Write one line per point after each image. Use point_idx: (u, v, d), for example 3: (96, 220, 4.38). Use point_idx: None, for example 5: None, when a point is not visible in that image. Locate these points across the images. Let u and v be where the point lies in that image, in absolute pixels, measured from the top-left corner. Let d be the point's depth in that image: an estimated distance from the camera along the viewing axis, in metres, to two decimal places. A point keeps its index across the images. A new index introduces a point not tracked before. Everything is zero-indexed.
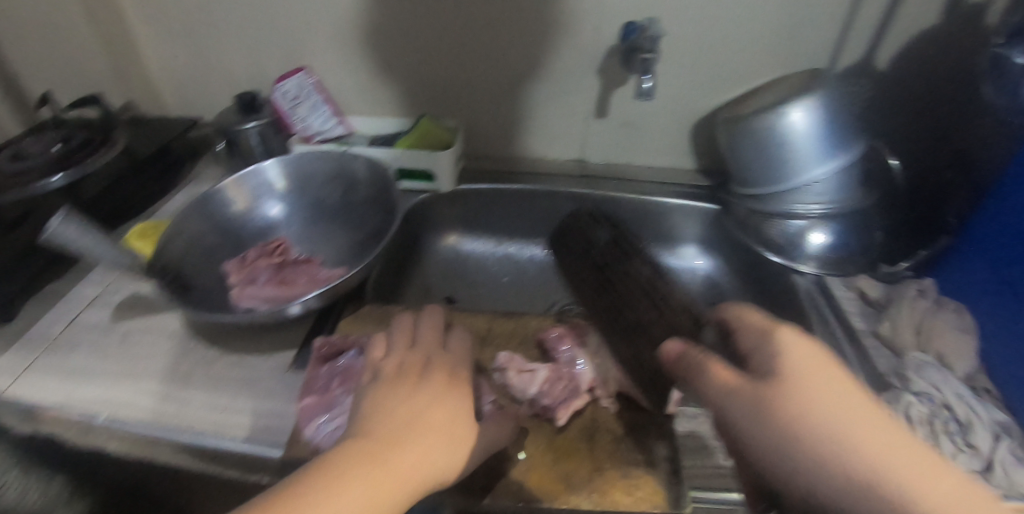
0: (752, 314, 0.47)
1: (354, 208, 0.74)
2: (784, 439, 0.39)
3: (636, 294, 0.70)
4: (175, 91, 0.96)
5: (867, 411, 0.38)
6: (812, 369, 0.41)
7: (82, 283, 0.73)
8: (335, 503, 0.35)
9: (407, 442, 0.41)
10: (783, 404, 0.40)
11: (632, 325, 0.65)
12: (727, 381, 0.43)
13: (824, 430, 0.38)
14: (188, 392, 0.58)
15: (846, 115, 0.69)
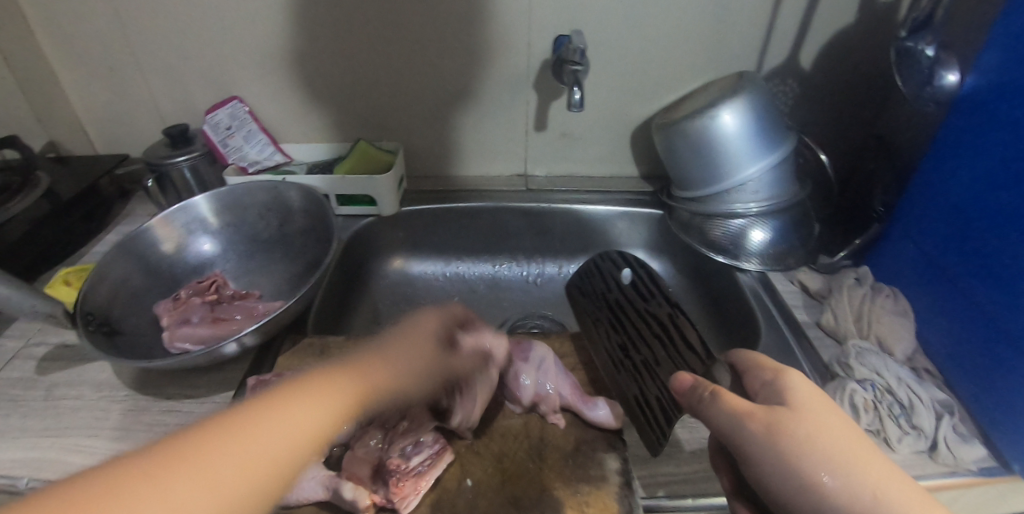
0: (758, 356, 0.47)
1: (293, 238, 0.73)
2: (789, 462, 0.39)
3: (652, 338, 0.64)
4: (100, 128, 0.91)
5: (856, 438, 0.40)
6: (820, 400, 0.42)
7: (1, 338, 0.68)
8: (305, 407, 0.39)
9: (351, 368, 0.45)
10: (796, 430, 0.40)
11: (642, 364, 0.62)
12: (743, 405, 0.42)
13: (827, 454, 0.39)
14: (118, 446, 0.54)
15: (770, 116, 0.72)
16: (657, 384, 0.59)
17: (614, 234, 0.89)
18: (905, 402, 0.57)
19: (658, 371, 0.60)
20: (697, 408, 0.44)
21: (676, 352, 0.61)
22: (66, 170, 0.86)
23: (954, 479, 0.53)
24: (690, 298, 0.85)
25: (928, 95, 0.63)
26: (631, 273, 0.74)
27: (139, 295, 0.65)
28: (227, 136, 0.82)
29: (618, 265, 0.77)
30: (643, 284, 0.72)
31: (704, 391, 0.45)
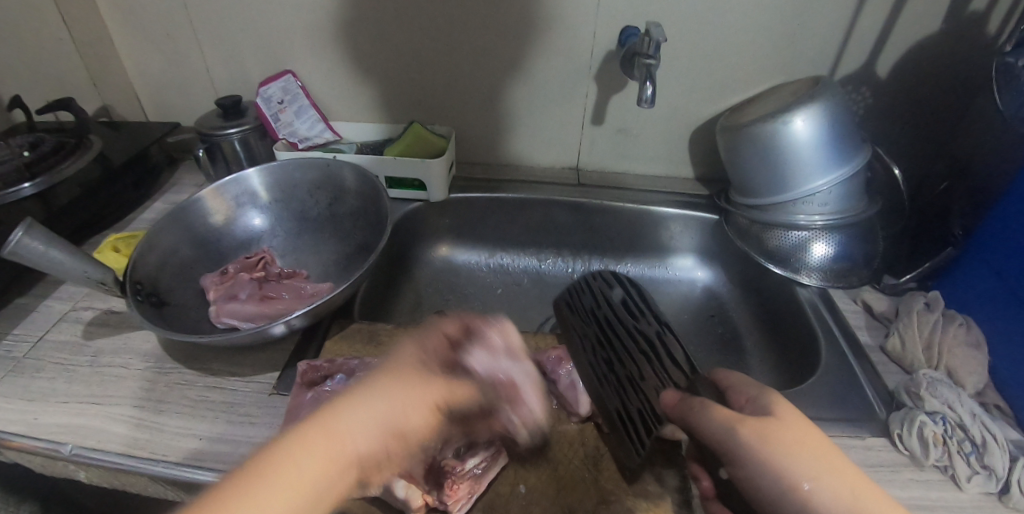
0: (742, 374, 0.50)
1: (341, 219, 0.71)
2: (779, 469, 0.39)
3: (632, 355, 0.61)
4: (153, 96, 0.91)
5: (838, 448, 0.41)
6: (804, 413, 0.43)
7: (51, 299, 0.68)
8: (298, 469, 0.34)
9: (348, 417, 0.37)
10: (784, 437, 0.41)
11: (626, 379, 0.58)
12: (731, 414, 0.43)
13: (815, 464, 0.39)
14: (162, 418, 0.54)
15: (847, 124, 0.68)
16: (639, 399, 0.55)
17: (664, 237, 0.86)
18: (978, 440, 0.51)
19: (642, 385, 0.57)
20: (688, 417, 0.45)
21: (659, 366, 0.59)
22: (118, 136, 0.87)
23: None
24: (740, 307, 0.82)
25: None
26: (621, 292, 0.71)
27: (187, 266, 0.65)
28: (279, 110, 0.81)
29: (610, 285, 0.72)
30: (631, 302, 0.69)
31: (695, 402, 0.46)
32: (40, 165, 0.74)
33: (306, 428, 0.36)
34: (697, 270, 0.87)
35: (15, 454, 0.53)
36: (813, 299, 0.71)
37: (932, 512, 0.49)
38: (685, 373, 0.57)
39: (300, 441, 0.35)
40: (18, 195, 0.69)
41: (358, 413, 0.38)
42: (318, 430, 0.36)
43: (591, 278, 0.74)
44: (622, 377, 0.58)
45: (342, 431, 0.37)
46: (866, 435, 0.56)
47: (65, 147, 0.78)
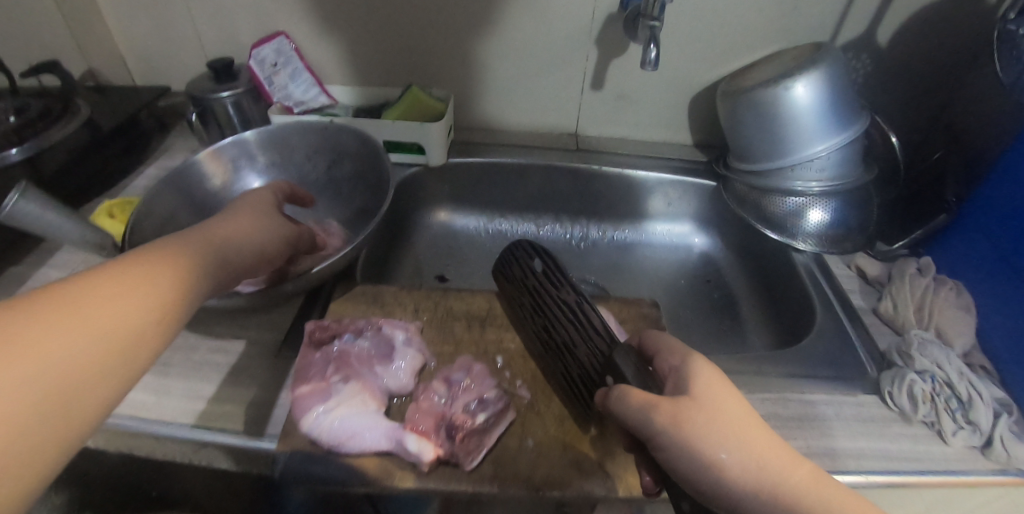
0: (668, 336, 0.48)
1: (340, 183, 0.71)
2: (692, 449, 0.38)
3: (564, 320, 0.52)
4: (139, 58, 0.88)
5: (750, 416, 0.41)
6: (720, 386, 0.42)
7: (46, 266, 0.67)
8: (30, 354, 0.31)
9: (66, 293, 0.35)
10: (696, 417, 0.39)
11: (563, 346, 0.52)
12: (648, 396, 0.41)
13: (725, 440, 0.39)
14: (167, 382, 0.54)
15: (848, 90, 0.68)
16: (575, 365, 0.50)
17: (662, 203, 0.87)
18: (965, 397, 0.53)
19: (578, 352, 0.50)
20: (607, 405, 0.43)
21: (590, 334, 0.49)
22: (105, 99, 0.84)
23: (1003, 476, 0.51)
24: (735, 272, 0.84)
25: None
26: (541, 262, 0.57)
27: (185, 230, 0.64)
28: (273, 73, 0.79)
29: (532, 255, 0.58)
30: (552, 271, 0.55)
31: (613, 390, 0.43)
32: (27, 131, 0.72)
33: (73, 293, 0.35)
34: (693, 236, 0.88)
35: None
36: (808, 263, 0.73)
37: (918, 464, 0.52)
38: (608, 337, 0.47)
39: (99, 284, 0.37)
40: (5, 162, 0.67)
41: (103, 303, 0.36)
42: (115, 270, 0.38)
43: (514, 248, 0.61)
44: (556, 345, 0.52)
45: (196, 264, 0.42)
46: (857, 392, 0.58)
47: (51, 112, 0.76)
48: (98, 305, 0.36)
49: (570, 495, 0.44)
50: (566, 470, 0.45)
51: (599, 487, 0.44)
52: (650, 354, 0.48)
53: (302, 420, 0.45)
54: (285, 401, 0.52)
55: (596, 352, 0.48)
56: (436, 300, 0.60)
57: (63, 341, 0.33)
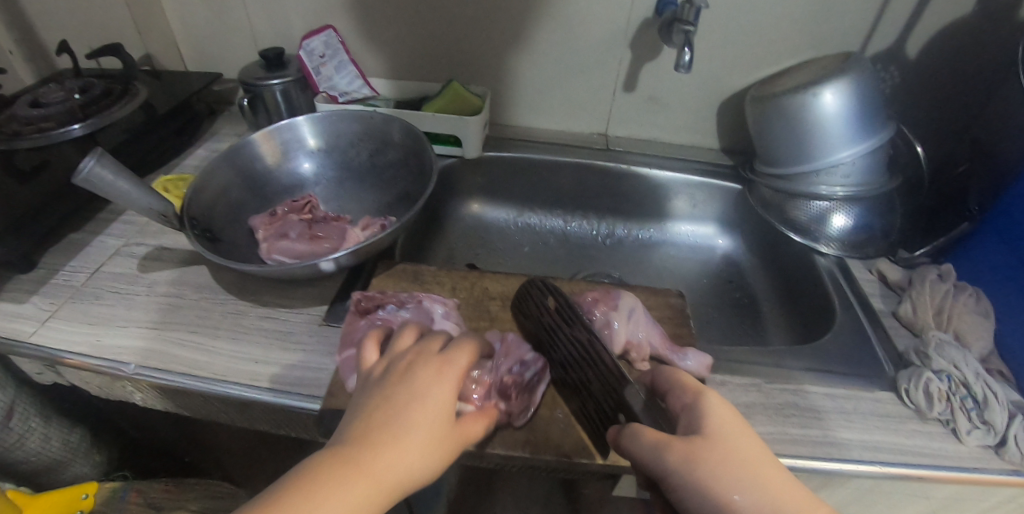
0: (682, 375, 0.47)
1: (382, 170, 0.75)
2: (706, 490, 0.39)
3: (579, 356, 0.52)
4: (193, 46, 0.93)
5: (763, 456, 0.41)
6: (734, 424, 0.42)
7: (104, 234, 0.71)
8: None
9: (379, 453, 0.37)
10: (710, 456, 0.40)
11: (576, 382, 0.52)
12: (661, 436, 0.41)
13: (738, 480, 0.39)
14: (218, 343, 0.57)
15: (875, 99, 0.70)
16: (590, 401, 0.50)
17: (688, 204, 0.89)
18: (980, 397, 0.55)
19: (591, 387, 0.50)
20: (619, 443, 0.43)
21: (600, 372, 0.48)
22: (161, 84, 0.88)
23: (1015, 477, 0.52)
24: (757, 274, 0.86)
25: None
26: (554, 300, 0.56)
27: (238, 206, 0.68)
28: (320, 64, 0.83)
29: (543, 292, 0.58)
30: (565, 308, 0.54)
31: (626, 426, 0.43)
32: (91, 109, 0.78)
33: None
34: (717, 237, 0.90)
35: (82, 371, 0.57)
36: (831, 267, 0.75)
37: (932, 459, 0.53)
38: (618, 374, 0.46)
39: (326, 493, 0.34)
40: (67, 136, 0.74)
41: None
42: (349, 485, 0.35)
43: (527, 287, 0.60)
44: (573, 383, 0.52)
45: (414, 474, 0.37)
46: (874, 389, 0.60)
47: (113, 93, 0.81)
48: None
49: (597, 463, 0.48)
50: (592, 441, 0.49)
51: (624, 456, 0.48)
52: (664, 390, 0.48)
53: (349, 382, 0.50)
54: (329, 365, 0.55)
55: (609, 391, 0.47)
56: (472, 281, 0.64)
57: None
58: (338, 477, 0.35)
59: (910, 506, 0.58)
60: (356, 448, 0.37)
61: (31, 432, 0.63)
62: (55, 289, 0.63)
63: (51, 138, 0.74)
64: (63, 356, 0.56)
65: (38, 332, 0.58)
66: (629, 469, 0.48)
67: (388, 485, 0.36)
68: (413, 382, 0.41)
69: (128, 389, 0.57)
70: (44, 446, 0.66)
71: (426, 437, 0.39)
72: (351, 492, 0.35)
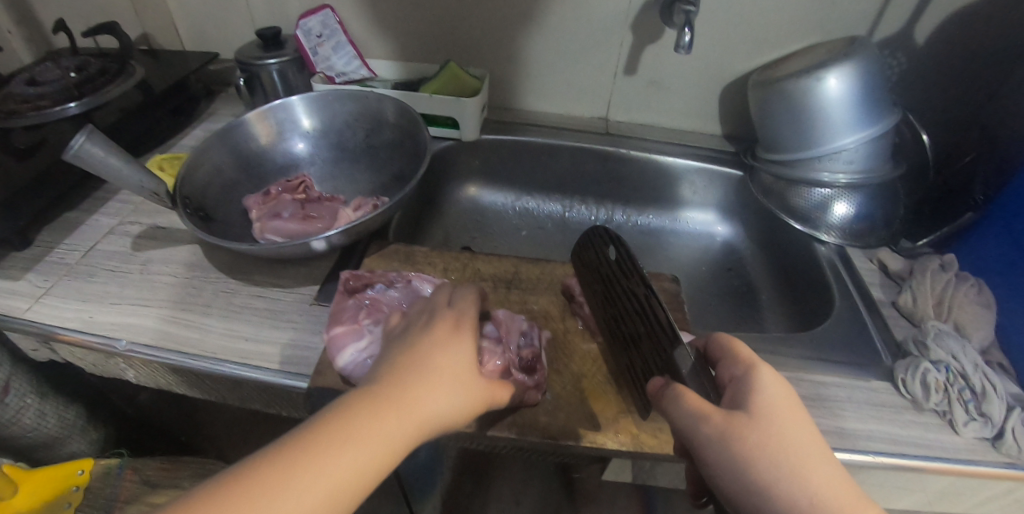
0: (742, 346, 0.44)
1: (377, 150, 0.74)
2: (739, 468, 0.38)
3: (632, 311, 0.52)
4: (190, 25, 0.92)
5: (812, 441, 0.38)
6: (785, 409, 0.39)
7: (99, 213, 0.71)
8: (348, 448, 0.33)
9: (409, 392, 0.37)
10: (750, 439, 0.38)
11: (628, 338, 0.53)
12: (702, 404, 0.40)
13: (776, 467, 0.37)
14: (209, 322, 0.57)
15: (880, 84, 0.68)
16: (638, 359, 0.51)
17: (687, 190, 0.88)
18: (979, 389, 0.54)
19: (640, 343, 0.50)
20: (661, 400, 0.43)
21: (652, 332, 0.49)
22: (157, 63, 0.88)
23: (1011, 469, 0.51)
24: (755, 261, 0.85)
25: None
26: (616, 251, 0.55)
27: (232, 185, 0.68)
28: (317, 44, 0.83)
29: (606, 241, 0.57)
30: (624, 260, 0.54)
31: (670, 388, 0.42)
32: (87, 87, 0.77)
33: (321, 449, 0.32)
34: (716, 224, 0.89)
35: (75, 348, 0.57)
36: (831, 256, 0.73)
37: (927, 450, 0.53)
38: (671, 333, 0.46)
39: (356, 427, 0.34)
40: (62, 115, 0.73)
41: (335, 465, 0.32)
42: (379, 416, 0.35)
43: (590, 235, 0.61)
44: (624, 335, 0.53)
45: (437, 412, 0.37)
46: (870, 378, 0.59)
47: (109, 71, 0.80)
48: (320, 451, 0.32)
49: (584, 446, 0.48)
50: (580, 424, 0.49)
51: (612, 439, 0.48)
52: (717, 357, 0.45)
53: (339, 359, 0.50)
54: (319, 345, 0.55)
55: (660, 351, 0.47)
56: (464, 263, 0.64)
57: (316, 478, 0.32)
58: (370, 410, 0.35)
59: (903, 495, 0.57)
60: (383, 385, 0.37)
61: (27, 409, 0.64)
62: (49, 266, 0.63)
63: (46, 116, 0.73)
64: (55, 333, 0.56)
65: (32, 308, 0.59)
66: (617, 453, 0.48)
67: (419, 426, 0.36)
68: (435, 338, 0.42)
69: (120, 366, 0.58)
70: (40, 423, 0.67)
71: (450, 380, 0.39)
72: (383, 428, 0.35)
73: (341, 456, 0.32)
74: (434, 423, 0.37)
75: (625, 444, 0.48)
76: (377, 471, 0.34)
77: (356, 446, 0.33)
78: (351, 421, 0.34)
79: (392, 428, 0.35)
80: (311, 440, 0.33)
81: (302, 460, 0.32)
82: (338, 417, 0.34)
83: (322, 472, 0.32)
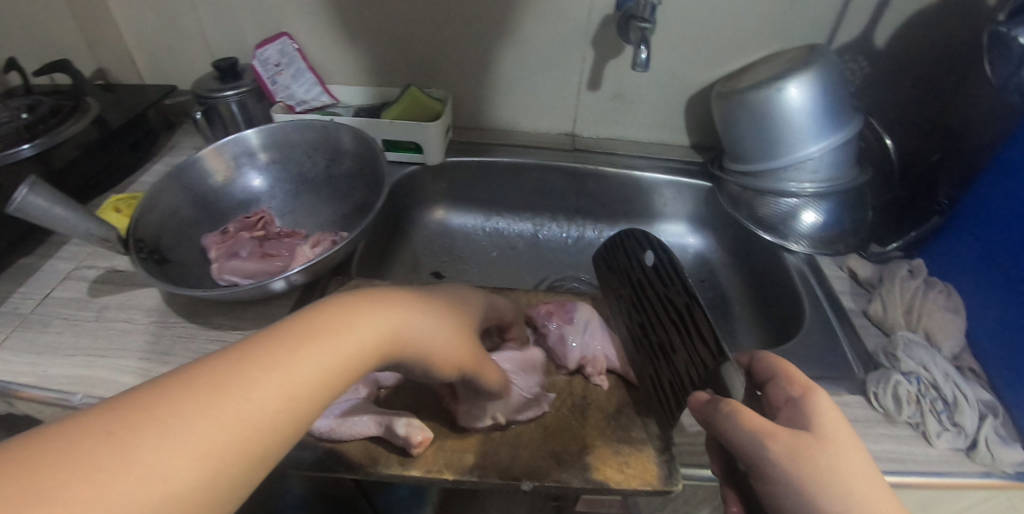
0: (792, 367, 0.45)
1: (339, 180, 0.73)
2: (805, 491, 0.36)
3: (665, 316, 0.52)
4: (148, 57, 0.91)
5: (872, 465, 0.38)
6: (846, 434, 0.39)
7: (55, 258, 0.69)
8: (284, 363, 0.30)
9: (364, 322, 0.35)
10: (822, 459, 0.37)
11: (660, 348, 0.52)
12: (764, 423, 0.39)
13: (846, 493, 0.36)
14: (168, 370, 0.56)
15: (840, 92, 0.68)
16: (670, 370, 0.50)
17: (657, 202, 0.88)
18: (950, 398, 0.54)
19: (673, 355, 0.50)
20: (713, 421, 0.41)
21: (691, 342, 0.47)
22: (114, 97, 0.86)
23: (985, 480, 0.51)
24: (728, 271, 0.85)
25: (1011, 84, 0.56)
26: (653, 256, 0.56)
27: (188, 225, 0.66)
28: (275, 73, 0.81)
29: (643, 247, 0.59)
30: (663, 266, 0.54)
31: (722, 404, 0.41)
32: (38, 128, 0.74)
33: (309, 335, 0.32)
34: (688, 236, 0.89)
35: (28, 403, 0.55)
36: (800, 266, 0.73)
37: (901, 464, 0.52)
38: (714, 348, 0.44)
39: (344, 316, 0.34)
40: (17, 157, 0.69)
41: (349, 326, 0.34)
42: (312, 337, 0.32)
43: (626, 235, 0.63)
44: (652, 344, 0.54)
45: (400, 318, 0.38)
46: (842, 392, 0.58)
47: (62, 110, 0.78)
48: (306, 337, 0.32)
49: (548, 484, 0.47)
50: (541, 461, 0.48)
51: (577, 476, 0.47)
52: (763, 379, 0.46)
53: None
54: None
55: (697, 363, 0.46)
56: None
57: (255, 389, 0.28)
58: (359, 305, 0.36)
59: None
60: (327, 310, 0.34)
61: None
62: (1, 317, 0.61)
63: (0, 160, 0.68)
64: (5, 389, 0.54)
65: None
66: (584, 490, 0.47)
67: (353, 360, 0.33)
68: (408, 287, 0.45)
69: (76, 420, 0.56)
70: None
71: (427, 305, 0.41)
72: (319, 355, 0.31)
73: (281, 366, 0.29)
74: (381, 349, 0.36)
75: (590, 481, 0.47)
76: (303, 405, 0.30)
77: (288, 369, 0.30)
78: (353, 303, 0.36)
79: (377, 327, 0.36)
80: (293, 326, 0.32)
81: (309, 328, 0.32)
82: (338, 303, 0.35)
83: (339, 333, 0.33)
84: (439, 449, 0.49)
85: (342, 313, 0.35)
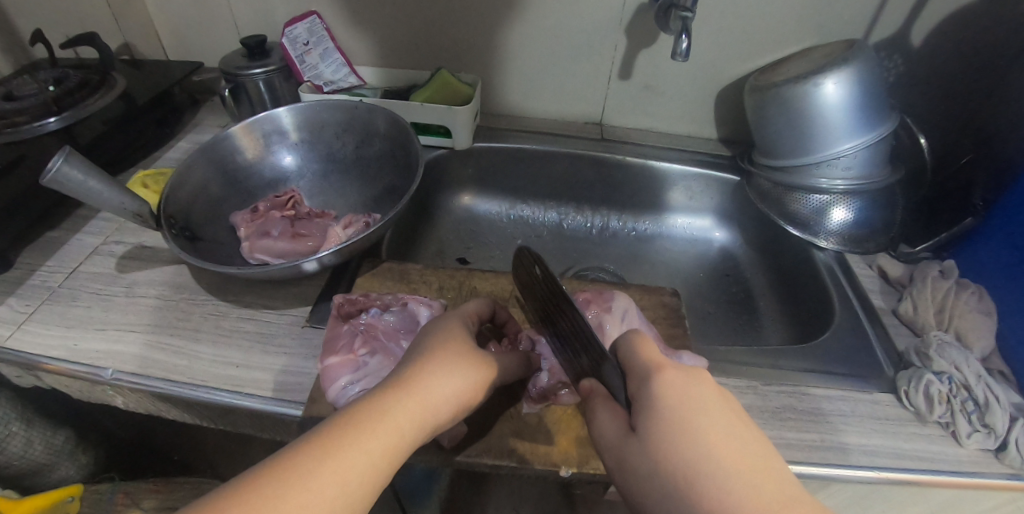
0: (645, 348, 0.42)
1: (368, 162, 0.72)
2: (643, 495, 0.38)
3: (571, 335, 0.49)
4: (174, 33, 0.90)
5: (710, 455, 0.36)
6: (677, 425, 0.37)
7: (82, 232, 0.69)
8: (330, 465, 0.34)
9: (401, 403, 0.39)
10: (659, 459, 0.37)
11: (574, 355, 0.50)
12: (608, 434, 0.40)
13: (671, 494, 0.36)
14: (199, 347, 0.56)
15: (879, 88, 0.67)
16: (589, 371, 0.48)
17: (682, 195, 0.87)
18: (981, 399, 0.53)
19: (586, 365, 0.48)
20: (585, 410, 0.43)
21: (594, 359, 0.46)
22: (139, 72, 0.85)
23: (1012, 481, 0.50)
24: (755, 266, 0.85)
25: None
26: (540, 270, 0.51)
27: (218, 202, 0.66)
28: (304, 52, 0.80)
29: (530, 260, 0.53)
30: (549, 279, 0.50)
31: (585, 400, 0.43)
32: (66, 101, 0.73)
33: (355, 430, 0.36)
34: (714, 230, 0.89)
35: (58, 377, 0.55)
36: (829, 262, 0.73)
37: (931, 464, 0.52)
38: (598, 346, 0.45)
39: (388, 406, 0.38)
40: (43, 130, 0.70)
41: (388, 413, 0.38)
42: (357, 431, 0.36)
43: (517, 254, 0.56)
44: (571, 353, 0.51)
45: (436, 387, 0.41)
46: (873, 390, 0.58)
47: (89, 83, 0.77)
48: (350, 430, 0.36)
49: (589, 472, 0.47)
50: (581, 451, 0.48)
51: None
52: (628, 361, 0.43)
53: (330, 396, 0.49)
54: (313, 370, 0.54)
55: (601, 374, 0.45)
56: (459, 280, 0.63)
57: (309, 491, 0.33)
58: (395, 387, 0.40)
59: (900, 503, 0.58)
60: (368, 402, 0.38)
61: (13, 437, 0.62)
62: (31, 290, 0.61)
63: (25, 132, 0.69)
64: (36, 361, 0.54)
65: (12, 337, 0.56)
66: None
67: (398, 443, 0.37)
68: (433, 330, 0.47)
69: (107, 394, 0.56)
70: (27, 450, 0.65)
71: (455, 361, 0.43)
72: (363, 450, 0.35)
73: (335, 465, 0.34)
74: (423, 422, 0.39)
75: None
76: (354, 500, 0.34)
77: (334, 470, 0.34)
78: (390, 388, 0.40)
79: (410, 411, 0.39)
80: (337, 423, 0.36)
81: (350, 425, 0.36)
82: (378, 390, 0.40)
83: (378, 423, 0.37)
84: (480, 433, 0.49)
85: (383, 402, 0.38)
